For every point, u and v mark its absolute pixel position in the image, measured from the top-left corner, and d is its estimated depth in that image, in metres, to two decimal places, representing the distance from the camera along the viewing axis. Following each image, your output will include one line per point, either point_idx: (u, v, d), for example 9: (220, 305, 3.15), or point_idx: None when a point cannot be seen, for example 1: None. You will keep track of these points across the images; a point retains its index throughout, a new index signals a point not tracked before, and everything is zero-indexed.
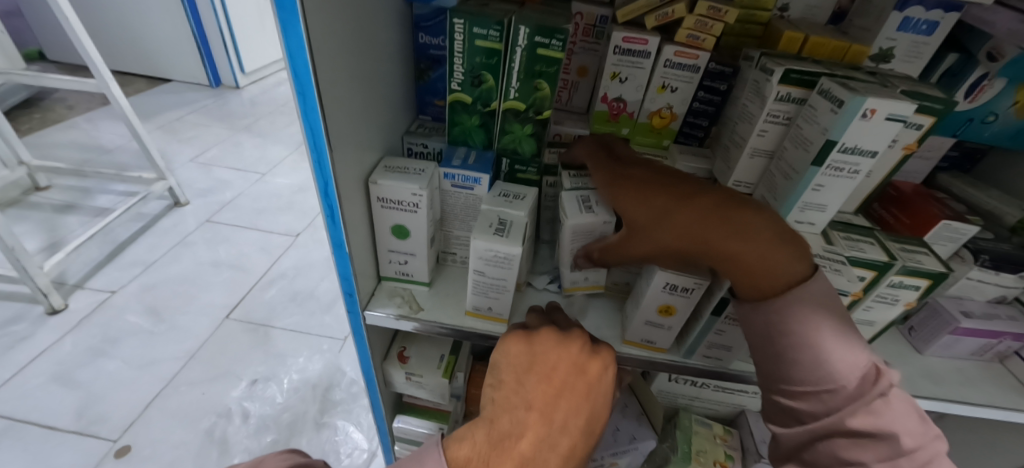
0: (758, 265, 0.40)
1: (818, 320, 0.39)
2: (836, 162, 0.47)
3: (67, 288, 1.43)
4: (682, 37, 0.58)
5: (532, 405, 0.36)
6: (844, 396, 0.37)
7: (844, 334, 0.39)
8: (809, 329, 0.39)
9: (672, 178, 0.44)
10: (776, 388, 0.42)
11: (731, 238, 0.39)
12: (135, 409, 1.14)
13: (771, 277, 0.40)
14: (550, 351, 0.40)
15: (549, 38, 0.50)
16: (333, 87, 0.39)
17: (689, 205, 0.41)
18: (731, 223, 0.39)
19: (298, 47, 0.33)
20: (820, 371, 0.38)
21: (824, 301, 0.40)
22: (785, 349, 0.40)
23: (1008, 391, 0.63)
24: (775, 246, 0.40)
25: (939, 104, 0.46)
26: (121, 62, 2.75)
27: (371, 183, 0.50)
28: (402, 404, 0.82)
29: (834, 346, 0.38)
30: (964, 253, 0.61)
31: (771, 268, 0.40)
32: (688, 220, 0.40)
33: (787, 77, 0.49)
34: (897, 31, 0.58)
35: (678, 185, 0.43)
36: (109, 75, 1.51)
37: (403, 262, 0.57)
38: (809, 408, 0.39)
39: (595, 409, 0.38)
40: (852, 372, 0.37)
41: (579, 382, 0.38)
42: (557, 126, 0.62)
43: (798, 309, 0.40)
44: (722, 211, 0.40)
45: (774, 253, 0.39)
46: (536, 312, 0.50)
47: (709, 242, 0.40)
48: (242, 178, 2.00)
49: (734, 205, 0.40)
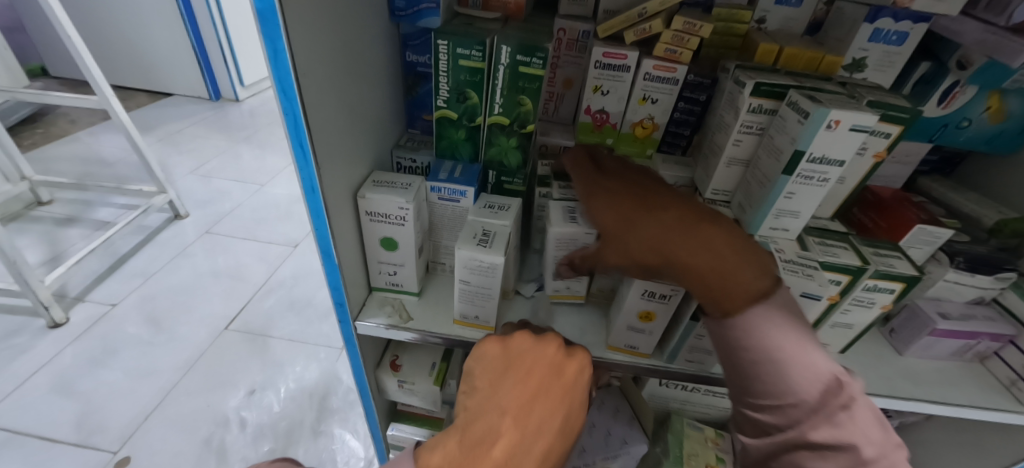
0: (719, 280, 0.40)
1: (780, 336, 0.39)
2: (806, 171, 0.49)
3: (68, 301, 1.45)
4: (660, 51, 0.60)
5: (506, 410, 0.37)
6: (805, 408, 0.37)
7: (804, 346, 0.39)
8: (771, 343, 0.39)
9: (646, 193, 0.46)
10: (745, 400, 0.42)
11: (692, 251, 0.41)
12: (134, 420, 1.15)
13: (734, 294, 0.40)
14: (527, 356, 0.41)
15: (530, 56, 0.51)
16: (320, 109, 0.41)
17: (656, 218, 0.43)
18: (693, 238, 0.41)
19: (284, 74, 0.36)
20: (782, 385, 0.38)
21: (785, 315, 0.40)
22: (748, 362, 0.40)
23: (988, 391, 0.64)
24: (737, 263, 0.40)
25: (904, 113, 0.48)
26: (122, 76, 2.79)
27: (360, 197, 0.52)
28: (397, 411, 0.83)
29: (795, 360, 0.38)
30: (941, 256, 0.63)
31: (733, 284, 0.40)
32: (654, 231, 0.42)
33: (758, 90, 0.51)
34: (869, 41, 0.61)
35: (650, 199, 0.45)
36: (109, 91, 1.54)
37: (392, 272, 0.59)
38: (774, 420, 0.39)
39: (571, 412, 0.40)
40: (812, 384, 0.37)
41: (555, 385, 0.40)
42: (543, 137, 0.65)
43: (757, 325, 0.40)
44: (685, 226, 0.42)
45: (734, 269, 0.40)
46: (518, 324, 0.52)
47: (672, 255, 0.41)
48: (241, 189, 2.03)
49: (699, 221, 0.42)
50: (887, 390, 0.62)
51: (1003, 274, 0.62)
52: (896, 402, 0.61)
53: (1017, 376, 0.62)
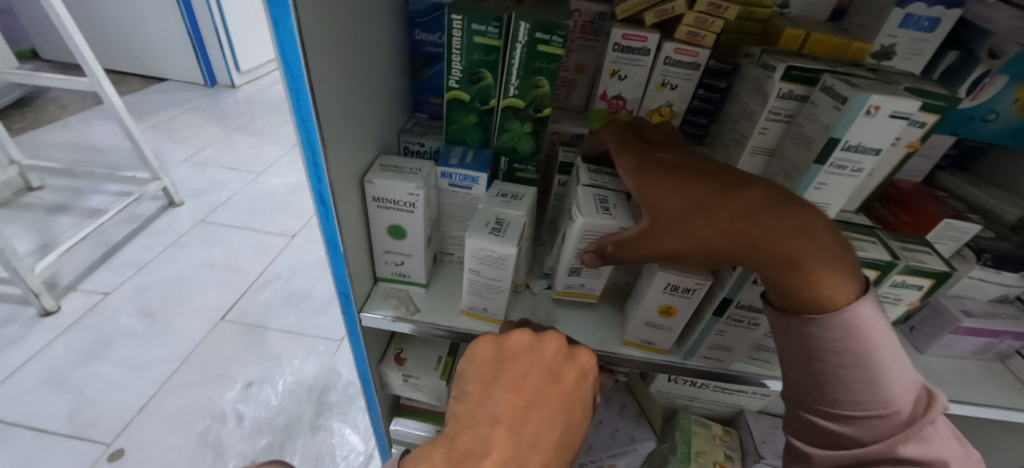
0: (816, 269, 0.33)
1: (880, 342, 0.35)
2: (840, 160, 0.46)
3: (60, 290, 1.41)
4: (682, 34, 0.57)
5: (498, 419, 0.34)
6: (896, 422, 0.35)
7: (896, 353, 0.36)
8: (871, 351, 0.35)
9: (713, 166, 0.39)
10: (815, 408, 0.38)
11: (785, 234, 0.33)
12: (127, 412, 1.12)
13: (830, 286, 0.34)
14: (522, 358, 0.37)
15: (549, 34, 0.48)
16: (328, 88, 0.38)
17: (737, 194, 0.35)
18: (788, 217, 0.33)
19: (293, 57, 0.33)
20: (877, 397, 0.35)
21: (882, 316, 0.36)
22: (837, 370, 0.36)
23: (1010, 392, 0.62)
24: (836, 249, 0.33)
25: (943, 101, 0.46)
26: (114, 62, 2.73)
27: (367, 182, 0.49)
28: (399, 406, 0.81)
29: (891, 368, 0.35)
30: (966, 252, 0.61)
31: (831, 275, 0.33)
32: (734, 210, 0.34)
33: (789, 74, 0.48)
34: (898, 28, 0.58)
35: (720, 173, 0.38)
36: (101, 74, 1.49)
37: (399, 263, 0.56)
38: (854, 432, 0.36)
39: (571, 420, 0.36)
40: (904, 396, 0.35)
41: (552, 391, 0.36)
42: (555, 124, 0.62)
43: (862, 326, 0.35)
44: (776, 203, 0.34)
45: (834, 256, 0.33)
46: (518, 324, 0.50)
47: (756, 238, 0.34)
48: (237, 178, 1.99)
49: (789, 197, 0.34)
50: None
51: None
52: None
53: None
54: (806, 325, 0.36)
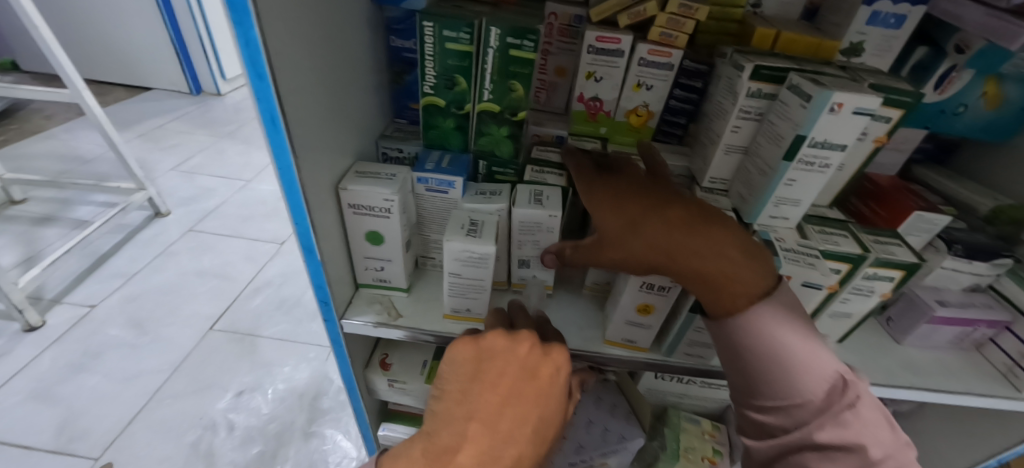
0: (724, 282, 0.39)
1: (786, 337, 0.39)
2: (808, 156, 0.47)
3: (45, 304, 1.39)
4: (655, 35, 0.58)
5: (473, 416, 0.34)
6: (811, 408, 0.37)
7: (809, 345, 0.38)
8: (774, 341, 0.39)
9: (648, 185, 0.43)
10: (749, 402, 0.41)
11: (700, 252, 0.38)
12: (117, 425, 1.11)
13: (734, 293, 0.40)
14: (498, 359, 0.37)
15: (521, 39, 0.49)
16: (299, 101, 0.39)
17: (665, 214, 0.39)
18: (702, 237, 0.38)
19: (259, 72, 0.34)
20: (788, 385, 0.38)
21: (789, 311, 0.40)
22: (755, 363, 0.40)
23: (986, 379, 0.63)
24: (744, 262, 0.39)
25: (908, 96, 0.47)
26: (99, 71, 2.69)
27: (342, 189, 0.49)
28: (388, 411, 0.81)
29: (802, 360, 0.38)
30: (938, 243, 0.62)
31: (733, 285, 0.39)
32: (664, 229, 0.38)
33: (758, 73, 0.49)
34: (867, 24, 0.59)
35: (652, 193, 0.41)
36: (83, 85, 1.47)
37: (379, 268, 0.57)
38: (779, 421, 0.39)
39: (546, 414, 0.37)
40: (819, 385, 0.37)
41: (528, 387, 0.36)
42: (535, 127, 0.63)
43: (764, 323, 0.39)
44: (694, 224, 0.38)
45: (740, 268, 0.39)
46: (497, 309, 0.49)
47: (678, 254, 0.38)
48: (226, 186, 1.97)
49: (703, 217, 0.39)
50: (886, 379, 0.61)
51: (1000, 260, 0.61)
52: (895, 391, 0.60)
53: (1014, 362, 0.62)
54: (723, 327, 0.41)
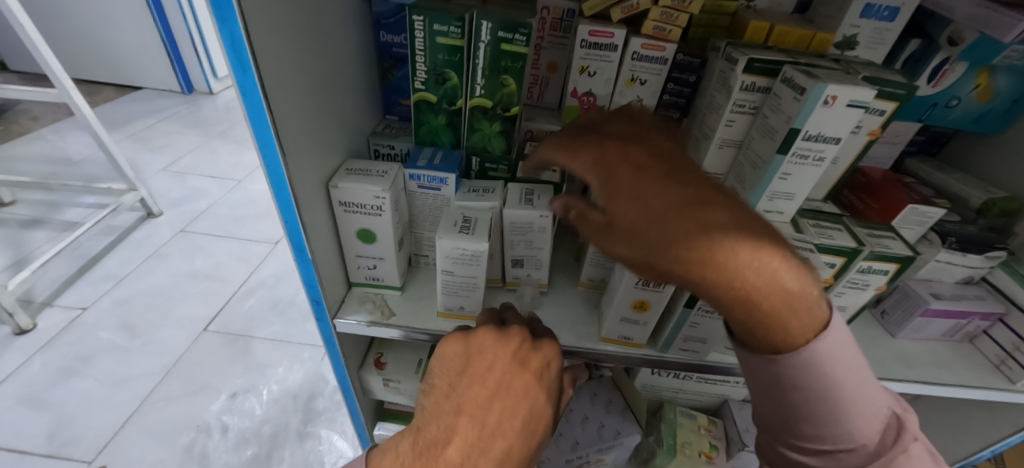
0: (772, 307, 0.28)
1: (845, 377, 0.33)
2: (802, 150, 0.47)
3: (35, 307, 1.37)
4: (649, 29, 0.58)
5: (461, 409, 0.34)
6: (863, 452, 0.34)
7: (866, 384, 0.34)
8: (832, 385, 0.33)
9: (676, 161, 0.30)
10: (784, 440, 0.37)
11: (751, 272, 0.27)
12: (109, 429, 1.10)
13: (787, 328, 0.30)
14: (487, 351, 0.37)
15: (513, 33, 0.48)
16: (285, 97, 0.38)
17: (704, 214, 0.27)
18: (753, 249, 0.27)
19: (243, 67, 0.33)
20: (842, 430, 0.34)
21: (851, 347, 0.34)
22: (806, 407, 0.34)
23: (979, 371, 0.64)
24: (804, 287, 0.29)
25: (901, 89, 0.47)
26: (87, 71, 2.66)
27: (332, 187, 0.48)
28: (383, 411, 0.81)
29: (857, 400, 0.34)
30: (932, 236, 0.62)
31: (790, 319, 0.30)
32: (705, 236, 0.26)
33: (752, 67, 0.49)
34: (861, 17, 0.58)
35: (684, 175, 0.29)
36: (70, 85, 1.45)
37: (372, 267, 0.56)
38: (819, 462, 0.35)
39: (537, 409, 0.36)
40: (871, 427, 0.34)
41: (516, 382, 0.36)
42: (528, 123, 0.62)
43: (825, 365, 0.32)
44: (744, 233, 0.27)
45: (798, 294, 0.29)
46: (490, 308, 0.48)
47: (722, 273, 0.26)
48: (218, 186, 1.96)
49: (751, 220, 0.28)
50: (880, 372, 0.61)
51: (993, 252, 0.62)
52: (890, 384, 0.60)
53: (1007, 353, 0.62)
54: (769, 366, 0.33)
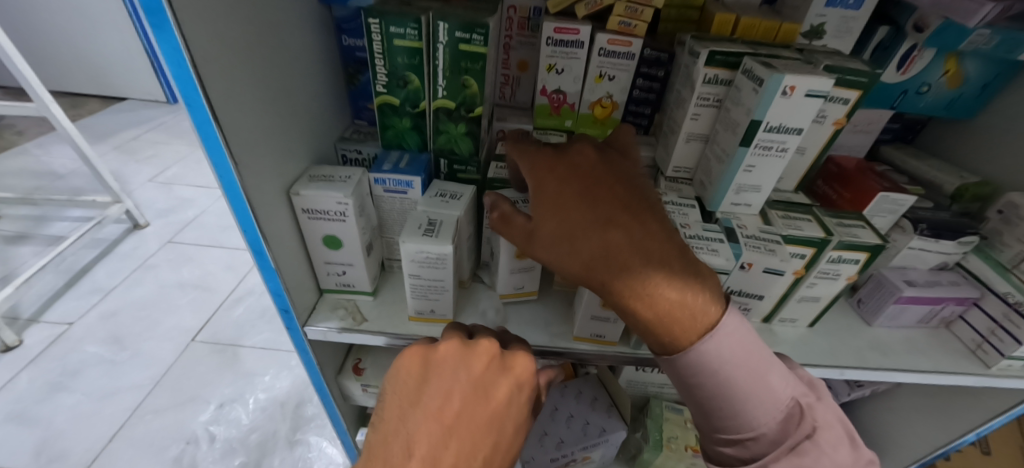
0: (659, 318, 0.32)
1: (736, 370, 0.34)
2: (764, 141, 0.47)
3: (21, 324, 1.36)
4: (614, 24, 0.57)
5: (415, 447, 0.33)
6: (767, 441, 0.35)
7: (760, 377, 0.35)
8: (725, 379, 0.34)
9: (605, 184, 0.35)
10: (707, 433, 0.38)
11: (631, 283, 0.32)
12: (97, 443, 1.10)
13: (670, 332, 0.33)
14: (446, 376, 0.36)
15: (470, 33, 0.48)
16: (235, 107, 0.38)
17: (609, 231, 0.32)
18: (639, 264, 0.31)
19: (185, 78, 0.32)
20: (741, 420, 0.35)
21: (742, 340, 0.34)
22: (708, 401, 0.36)
23: (954, 356, 0.64)
24: (685, 297, 0.32)
25: (863, 77, 0.47)
26: (70, 83, 2.63)
27: (294, 195, 0.48)
28: (366, 416, 0.81)
29: (753, 393, 0.35)
30: (904, 223, 0.62)
31: (675, 326, 0.33)
32: (601, 250, 0.32)
33: (713, 59, 0.49)
34: (826, 6, 0.58)
35: (603, 196, 0.34)
36: (48, 97, 1.43)
37: (342, 273, 0.56)
38: (735, 452, 0.36)
39: (496, 440, 0.36)
40: (772, 416, 0.35)
41: (478, 410, 0.35)
42: (500, 123, 0.64)
43: (713, 361, 0.34)
44: (637, 251, 0.32)
45: (678, 304, 0.32)
46: (457, 324, 0.45)
47: (606, 279, 0.32)
48: (205, 195, 1.95)
49: (651, 239, 0.32)
50: (856, 361, 0.61)
51: (966, 238, 0.61)
52: (864, 373, 0.60)
53: (983, 338, 0.62)
54: (671, 366, 0.35)
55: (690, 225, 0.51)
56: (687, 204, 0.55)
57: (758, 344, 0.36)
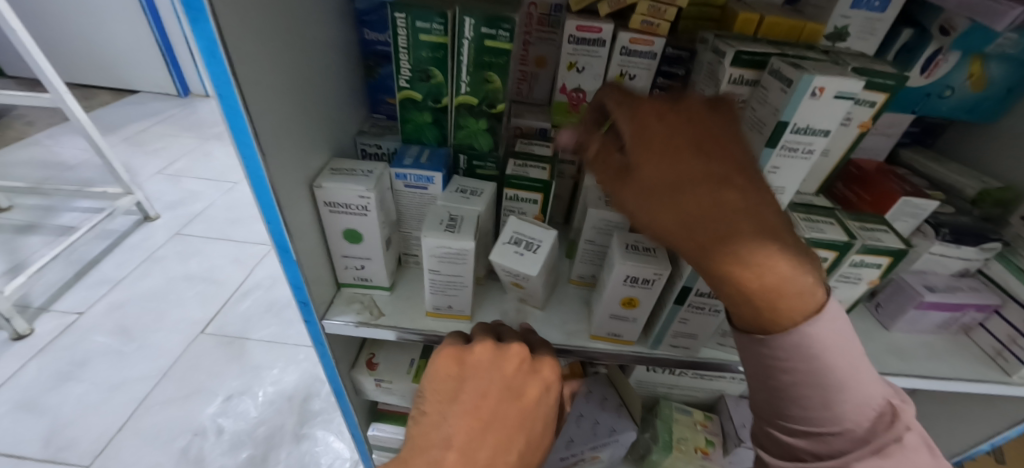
0: (767, 291, 0.29)
1: (835, 357, 0.31)
2: (790, 142, 0.46)
3: (32, 312, 1.37)
4: (637, 24, 0.57)
5: (451, 443, 0.34)
6: (850, 438, 0.32)
7: (857, 370, 0.33)
8: (823, 367, 0.31)
9: (714, 139, 0.30)
10: (772, 421, 0.36)
11: (745, 247, 0.27)
12: (105, 433, 1.10)
13: (775, 308, 0.30)
14: (482, 374, 0.38)
15: (496, 29, 0.48)
16: (264, 98, 0.38)
17: (726, 183, 0.27)
18: (757, 228, 0.27)
19: (219, 71, 0.32)
20: (830, 412, 0.32)
21: (841, 332, 0.32)
22: (792, 388, 0.33)
23: (974, 363, 0.63)
24: (796, 271, 0.28)
25: (891, 79, 0.47)
26: (81, 75, 2.64)
27: (317, 187, 0.48)
28: (377, 411, 0.81)
29: (848, 383, 0.32)
30: (926, 228, 0.62)
31: (785, 300, 0.29)
32: (714, 205, 0.27)
33: (739, 59, 0.48)
34: (851, 8, 0.57)
35: (713, 150, 0.29)
36: (63, 88, 1.43)
37: (360, 267, 0.55)
38: (810, 446, 0.33)
39: (528, 438, 0.37)
40: (860, 410, 0.32)
41: (510, 409, 0.37)
42: (517, 119, 0.62)
43: (814, 345, 0.31)
44: (755, 209, 0.28)
45: (789, 278, 0.28)
46: (484, 324, 0.48)
47: (717, 241, 0.27)
48: (213, 189, 1.95)
49: (765, 204, 0.28)
50: (874, 366, 0.61)
51: (988, 244, 0.61)
52: (883, 378, 0.60)
53: (1004, 346, 0.62)
54: (758, 347, 0.32)
55: None
56: None
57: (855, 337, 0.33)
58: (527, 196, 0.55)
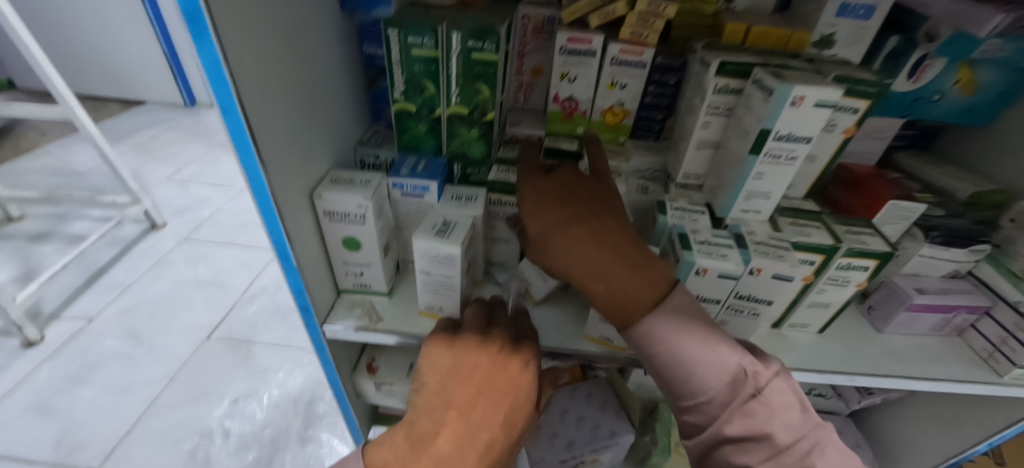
0: (613, 294, 0.41)
1: (680, 337, 0.39)
2: (774, 149, 0.48)
3: (43, 319, 1.40)
4: (625, 34, 0.58)
5: (450, 405, 0.39)
6: (718, 403, 0.39)
7: (707, 344, 0.39)
8: (673, 346, 0.39)
9: (574, 195, 0.45)
10: (676, 405, 0.42)
11: (587, 264, 0.41)
12: (115, 436, 1.12)
13: (625, 305, 0.41)
14: (473, 351, 0.41)
15: (482, 41, 0.50)
16: (264, 113, 0.39)
17: (568, 229, 0.42)
18: (596, 249, 0.41)
19: (222, 88, 0.34)
20: (693, 384, 0.39)
21: (686, 317, 0.40)
22: (662, 368, 0.40)
23: (967, 364, 0.64)
24: (630, 277, 0.40)
25: (872, 87, 0.48)
26: (91, 86, 2.71)
27: (317, 197, 0.50)
28: (379, 414, 0.83)
29: (702, 359, 0.39)
30: (915, 231, 0.62)
31: (631, 300, 0.40)
32: (563, 239, 0.42)
33: (723, 69, 0.50)
34: (836, 17, 0.58)
35: (574, 200, 0.45)
36: (74, 100, 1.47)
37: (359, 273, 0.57)
38: (698, 417, 0.41)
39: (518, 404, 0.40)
40: (720, 378, 0.38)
41: (500, 379, 0.40)
42: (512, 129, 0.66)
43: (657, 333, 0.40)
44: (590, 241, 0.41)
45: (625, 283, 0.40)
46: (478, 305, 0.51)
47: (568, 262, 0.42)
48: (220, 195, 1.99)
49: (606, 233, 0.42)
50: (865, 368, 0.61)
51: (977, 246, 0.62)
52: (875, 380, 0.60)
53: (994, 347, 0.62)
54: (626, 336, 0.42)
55: (700, 230, 0.53)
56: (697, 210, 0.56)
57: (702, 317, 0.41)
58: (510, 199, 0.58)
